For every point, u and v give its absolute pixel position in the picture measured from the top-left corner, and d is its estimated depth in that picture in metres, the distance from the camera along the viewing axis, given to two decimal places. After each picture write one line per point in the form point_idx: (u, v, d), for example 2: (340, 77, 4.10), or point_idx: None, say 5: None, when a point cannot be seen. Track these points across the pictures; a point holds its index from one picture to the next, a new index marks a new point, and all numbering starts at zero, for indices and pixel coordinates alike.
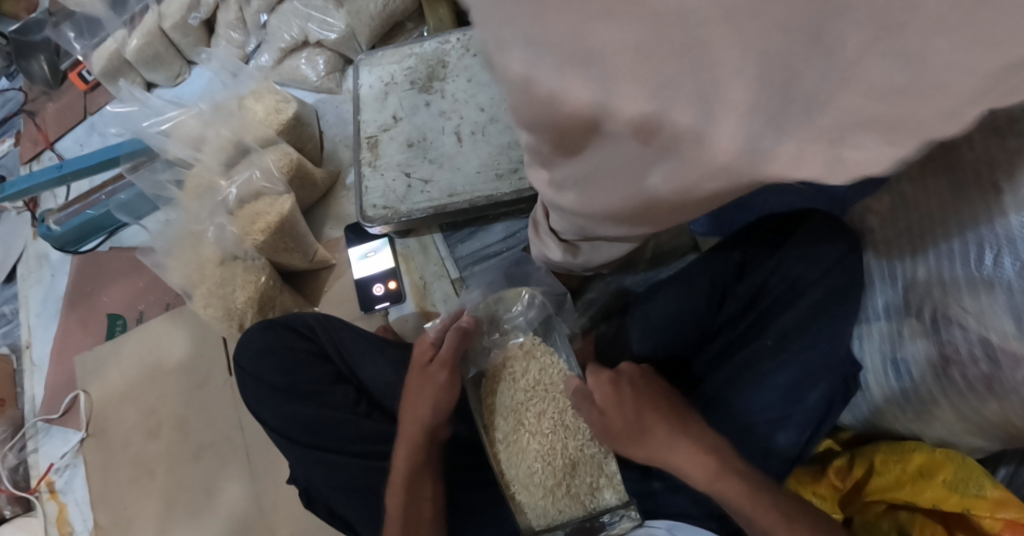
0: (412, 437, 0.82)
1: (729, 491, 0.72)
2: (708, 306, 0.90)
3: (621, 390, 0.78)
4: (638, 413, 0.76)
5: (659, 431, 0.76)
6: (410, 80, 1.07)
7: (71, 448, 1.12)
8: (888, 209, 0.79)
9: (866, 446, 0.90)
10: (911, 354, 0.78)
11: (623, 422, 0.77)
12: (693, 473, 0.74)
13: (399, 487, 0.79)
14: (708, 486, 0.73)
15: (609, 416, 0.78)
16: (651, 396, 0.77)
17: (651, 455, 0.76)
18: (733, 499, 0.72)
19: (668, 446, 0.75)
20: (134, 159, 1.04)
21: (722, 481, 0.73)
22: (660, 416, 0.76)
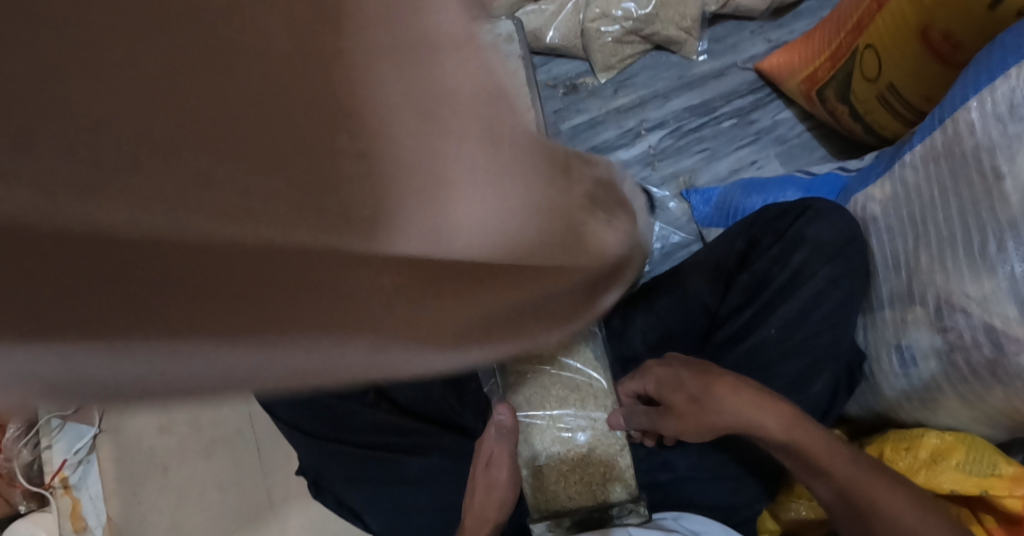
0: (482, 465, 0.80)
1: (806, 439, 0.75)
2: (713, 292, 0.89)
3: (673, 367, 0.80)
4: (693, 383, 0.78)
5: (720, 396, 0.75)
6: None
7: (86, 444, 1.09)
8: (892, 195, 0.81)
9: (876, 435, 0.89)
10: (916, 342, 0.78)
11: (683, 395, 0.78)
12: (771, 421, 0.75)
13: (484, 521, 0.79)
14: (785, 442, 0.75)
15: (669, 403, 0.78)
16: (693, 371, 0.79)
17: (719, 418, 0.75)
18: (810, 449, 0.74)
19: (734, 404, 0.75)
20: None
21: (800, 428, 0.75)
22: (715, 378, 0.77)
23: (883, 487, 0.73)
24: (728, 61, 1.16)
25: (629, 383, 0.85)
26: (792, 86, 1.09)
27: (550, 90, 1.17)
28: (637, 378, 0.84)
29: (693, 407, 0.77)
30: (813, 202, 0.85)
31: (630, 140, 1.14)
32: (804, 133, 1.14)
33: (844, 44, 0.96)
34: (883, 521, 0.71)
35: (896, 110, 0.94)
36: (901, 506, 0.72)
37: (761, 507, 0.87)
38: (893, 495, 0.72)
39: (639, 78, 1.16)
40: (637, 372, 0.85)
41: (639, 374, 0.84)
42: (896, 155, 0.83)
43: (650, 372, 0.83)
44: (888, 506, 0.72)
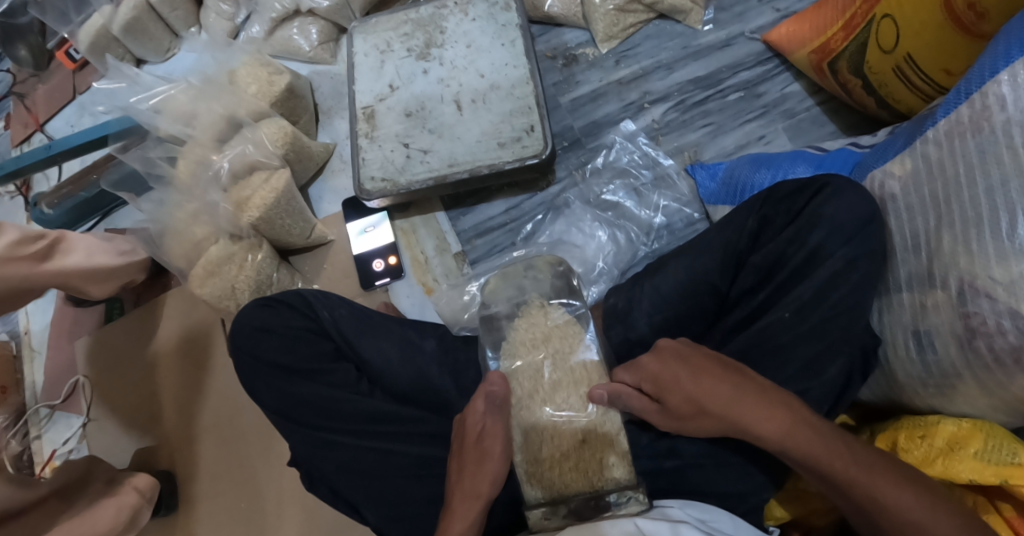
0: (466, 460, 0.76)
1: (807, 445, 0.71)
2: (722, 274, 0.84)
3: (671, 369, 0.76)
4: (691, 384, 0.74)
5: (720, 390, 0.73)
6: (406, 47, 1.07)
7: (74, 434, 1.10)
8: (912, 171, 0.77)
9: (887, 421, 0.85)
10: (935, 326, 0.75)
11: (681, 399, 0.75)
12: (773, 420, 0.71)
13: (475, 497, 0.74)
14: (783, 444, 0.71)
15: (669, 401, 0.76)
16: (693, 372, 0.75)
17: (721, 426, 0.74)
18: (809, 452, 0.71)
19: (732, 406, 0.73)
20: (123, 138, 1.03)
21: (799, 435, 0.71)
22: (717, 383, 0.74)
23: (886, 485, 0.69)
24: (735, 31, 1.09)
25: (623, 371, 0.80)
26: (801, 58, 1.01)
27: (549, 62, 1.12)
28: (629, 368, 0.79)
29: (694, 410, 0.75)
30: (829, 181, 0.80)
31: (633, 114, 1.08)
32: (813, 106, 1.05)
33: (860, 13, 0.89)
34: (894, 519, 0.69)
35: (913, 84, 0.88)
36: (909, 506, 0.68)
37: (771, 494, 0.81)
38: (897, 493, 0.68)
39: (641, 48, 1.10)
40: (630, 364, 0.80)
41: (632, 363, 0.79)
42: (916, 133, 0.79)
43: (644, 362, 0.78)
44: (898, 506, 0.68)
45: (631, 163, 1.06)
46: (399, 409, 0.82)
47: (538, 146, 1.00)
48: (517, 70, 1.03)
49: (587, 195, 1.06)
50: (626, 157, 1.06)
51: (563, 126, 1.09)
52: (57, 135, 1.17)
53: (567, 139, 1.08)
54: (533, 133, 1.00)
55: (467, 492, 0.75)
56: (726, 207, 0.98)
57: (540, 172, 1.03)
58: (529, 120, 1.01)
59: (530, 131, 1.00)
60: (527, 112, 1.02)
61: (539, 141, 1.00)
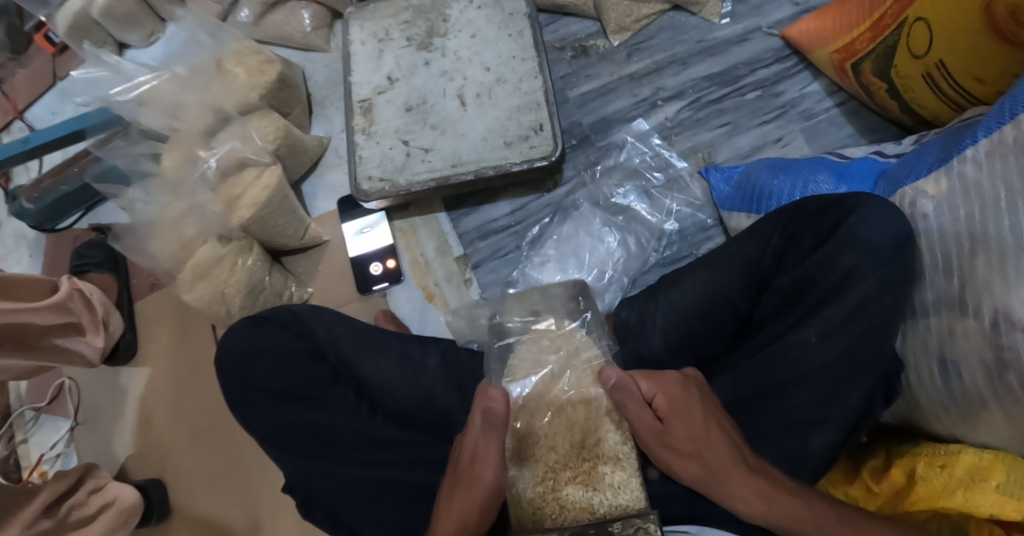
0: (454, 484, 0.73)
1: (792, 512, 0.69)
2: (743, 292, 0.81)
3: (690, 399, 0.74)
4: (701, 425, 0.73)
5: (721, 449, 0.71)
6: (406, 36, 1.00)
7: (62, 437, 1.05)
8: (948, 192, 0.74)
9: (904, 444, 0.83)
10: (964, 355, 0.72)
11: (687, 432, 0.73)
12: (750, 500, 0.70)
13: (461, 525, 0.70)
14: (761, 511, 0.69)
15: (670, 428, 0.73)
16: (706, 416, 0.73)
17: (705, 475, 0.72)
18: (792, 520, 0.69)
19: (728, 465, 0.70)
20: (103, 131, 0.98)
21: (779, 503, 0.69)
22: (720, 429, 0.73)
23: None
24: (752, 25, 1.03)
25: (639, 379, 0.76)
26: (821, 56, 0.96)
27: (557, 53, 1.05)
28: (651, 378, 0.76)
29: (692, 450, 0.72)
30: (856, 201, 0.76)
31: (646, 111, 1.02)
32: (832, 107, 1.00)
33: (890, 13, 0.84)
34: None
35: (942, 90, 0.83)
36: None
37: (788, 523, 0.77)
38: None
39: (655, 41, 1.04)
40: (652, 373, 0.77)
41: (654, 375, 0.76)
42: (946, 157, 0.76)
43: (665, 382, 0.76)
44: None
45: (642, 162, 1.01)
46: (399, 435, 0.82)
47: (547, 146, 0.95)
48: (525, 63, 0.97)
49: (597, 197, 1.01)
50: (638, 157, 1.01)
51: (571, 122, 1.03)
52: (37, 123, 1.11)
53: (576, 136, 1.03)
54: (542, 132, 0.95)
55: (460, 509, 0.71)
56: (741, 213, 0.94)
57: (547, 173, 0.98)
58: (538, 117, 0.95)
59: (539, 130, 0.94)
60: (536, 108, 0.96)
61: (549, 140, 0.95)
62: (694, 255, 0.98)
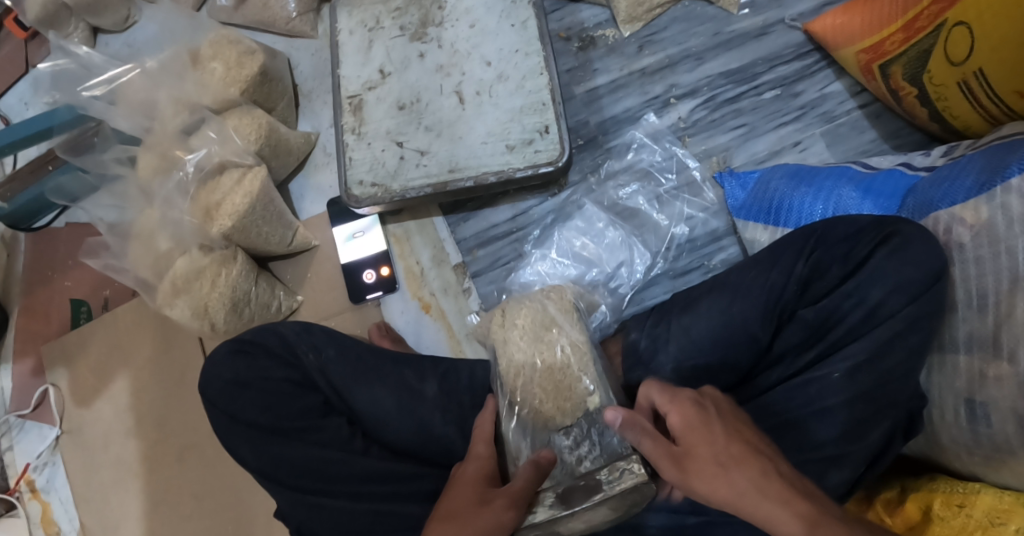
0: (474, 482, 0.69)
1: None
2: (764, 324, 0.75)
3: (710, 416, 0.66)
4: (723, 441, 0.65)
5: (749, 467, 0.63)
6: (398, 25, 0.92)
7: (47, 446, 1.01)
8: (989, 222, 0.68)
9: (921, 477, 0.78)
10: (995, 399, 0.68)
11: (710, 452, 0.64)
12: (789, 523, 0.61)
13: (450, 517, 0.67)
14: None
15: (690, 448, 0.64)
16: (729, 430, 0.66)
17: (737, 498, 0.62)
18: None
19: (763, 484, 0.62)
20: (69, 131, 0.91)
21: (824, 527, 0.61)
22: (748, 447, 0.65)
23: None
24: (773, 16, 0.96)
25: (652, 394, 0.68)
26: (846, 54, 0.88)
27: (563, 44, 0.98)
28: (663, 394, 0.67)
29: (720, 470, 0.63)
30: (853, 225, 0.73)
31: (657, 109, 0.96)
32: (854, 109, 0.93)
33: (927, 13, 0.76)
34: None
35: (979, 101, 0.76)
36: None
37: None
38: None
39: (668, 32, 0.96)
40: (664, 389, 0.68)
41: (667, 387, 0.68)
42: (987, 183, 0.69)
43: (680, 396, 0.67)
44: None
45: (648, 159, 0.95)
46: (399, 466, 0.76)
47: (552, 150, 0.87)
48: (529, 58, 0.90)
49: (603, 201, 0.95)
50: (648, 159, 0.95)
51: (577, 120, 0.96)
52: (9, 113, 1.02)
53: (582, 136, 0.96)
54: (547, 135, 0.88)
55: (502, 498, 0.66)
56: (757, 224, 0.87)
57: (551, 179, 0.91)
58: (543, 118, 0.88)
59: (544, 133, 0.87)
60: (540, 109, 0.88)
61: (554, 144, 0.88)
62: (705, 266, 0.92)
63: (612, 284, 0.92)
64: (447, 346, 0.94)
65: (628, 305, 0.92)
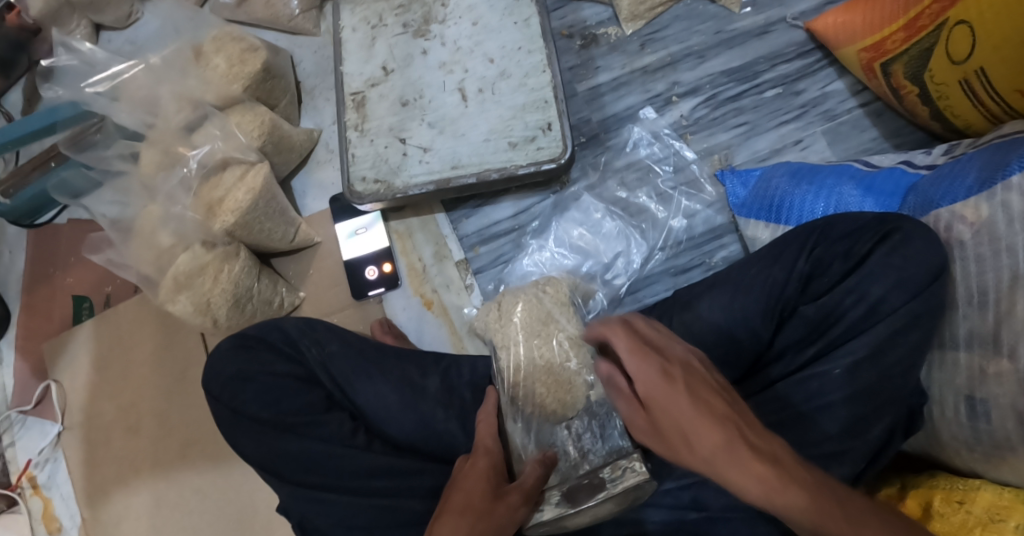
0: (480, 475, 0.67)
1: (793, 508, 0.57)
2: (766, 321, 0.75)
3: (674, 383, 0.62)
4: (692, 408, 0.60)
5: (712, 434, 0.59)
6: (401, 22, 0.93)
7: (49, 442, 1.01)
8: (989, 220, 0.69)
9: (921, 474, 0.78)
10: (995, 396, 0.68)
11: (671, 422, 0.61)
12: (752, 487, 0.57)
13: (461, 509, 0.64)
14: (767, 502, 0.57)
15: (654, 417, 0.62)
16: (702, 396, 0.61)
17: (699, 465, 0.60)
18: (794, 517, 0.57)
19: (723, 452, 0.58)
20: (72, 126, 0.91)
21: (788, 495, 0.57)
22: (714, 414, 0.60)
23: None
24: (774, 15, 0.96)
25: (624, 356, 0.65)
26: (848, 53, 0.89)
27: (565, 42, 0.98)
28: (631, 359, 0.64)
29: (679, 441, 0.60)
30: (858, 221, 0.74)
31: (658, 106, 0.96)
32: (855, 108, 0.93)
33: (928, 12, 0.76)
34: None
35: (980, 100, 0.76)
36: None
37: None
38: None
39: (670, 30, 0.97)
40: (637, 350, 0.64)
41: (641, 349, 0.64)
42: (988, 181, 0.70)
43: (651, 359, 0.64)
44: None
45: (649, 156, 0.96)
46: (401, 461, 0.76)
47: (554, 147, 0.88)
48: (531, 55, 0.90)
49: (605, 198, 0.95)
50: (649, 157, 0.95)
51: (579, 118, 0.97)
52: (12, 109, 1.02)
53: (584, 134, 0.96)
54: (549, 132, 0.88)
55: (515, 495, 0.65)
56: (759, 222, 0.87)
57: (553, 176, 0.91)
58: (545, 116, 0.88)
59: (546, 130, 0.87)
60: (542, 106, 0.89)
61: (556, 142, 0.88)
62: (706, 264, 0.92)
63: (607, 275, 0.93)
64: (449, 343, 0.94)
65: (624, 296, 0.92)
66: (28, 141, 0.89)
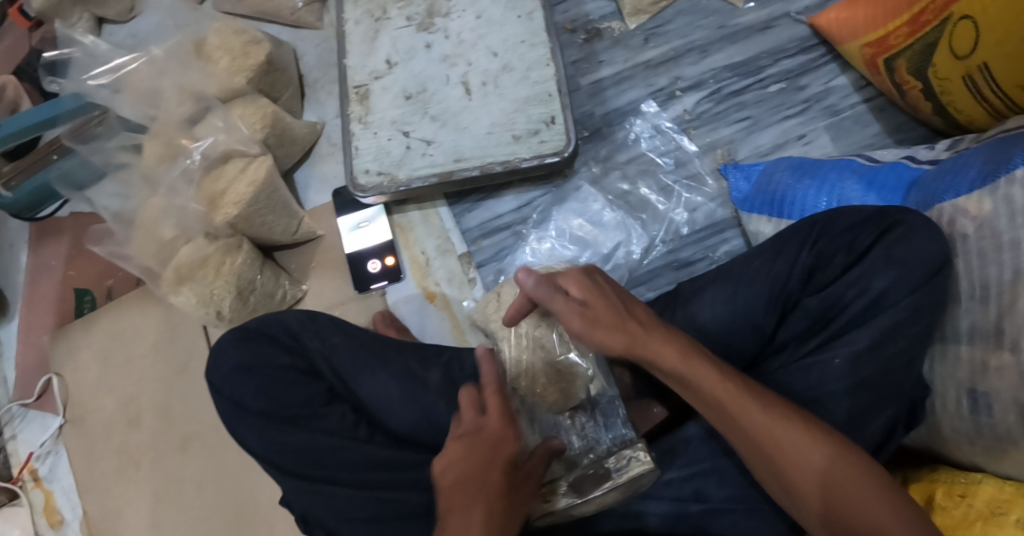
0: (487, 466, 0.65)
1: (707, 377, 0.65)
2: (769, 314, 0.75)
3: (602, 281, 0.70)
4: (618, 298, 0.69)
5: (638, 314, 0.69)
6: (405, 15, 0.93)
7: (51, 435, 1.01)
8: (992, 214, 0.69)
9: (923, 469, 0.78)
10: (998, 389, 0.68)
11: (608, 308, 0.68)
12: (676, 356, 0.66)
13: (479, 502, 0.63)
14: (689, 369, 0.66)
15: (593, 306, 0.68)
16: (619, 295, 0.70)
17: (635, 342, 0.67)
18: (706, 384, 0.65)
19: (651, 326, 0.68)
20: (75, 119, 0.91)
21: (706, 364, 0.66)
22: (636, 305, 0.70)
23: (795, 436, 0.63)
24: (778, 11, 0.96)
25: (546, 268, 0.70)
26: (851, 49, 0.89)
27: (568, 36, 0.98)
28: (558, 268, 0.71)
29: (618, 321, 0.68)
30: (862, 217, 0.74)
31: (661, 101, 0.96)
32: (858, 103, 0.94)
33: (932, 7, 0.77)
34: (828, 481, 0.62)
35: (983, 96, 0.76)
36: (811, 462, 0.62)
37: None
38: None
39: (673, 25, 0.97)
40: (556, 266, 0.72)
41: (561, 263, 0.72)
42: (991, 176, 0.70)
43: (573, 268, 0.71)
44: (793, 461, 0.63)
45: (652, 150, 0.96)
46: (404, 453, 0.76)
47: (558, 141, 0.88)
48: (535, 48, 0.90)
49: (608, 192, 0.95)
50: (651, 151, 0.96)
51: (582, 112, 0.97)
52: None
53: (588, 128, 0.96)
54: (552, 125, 0.88)
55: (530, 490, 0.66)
56: (761, 216, 0.88)
57: (557, 169, 0.91)
58: (549, 109, 0.88)
59: (550, 123, 0.87)
60: (546, 100, 0.89)
61: (560, 135, 0.88)
62: (709, 258, 0.92)
63: (607, 266, 0.93)
64: (451, 335, 0.94)
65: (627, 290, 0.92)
66: (30, 134, 0.89)
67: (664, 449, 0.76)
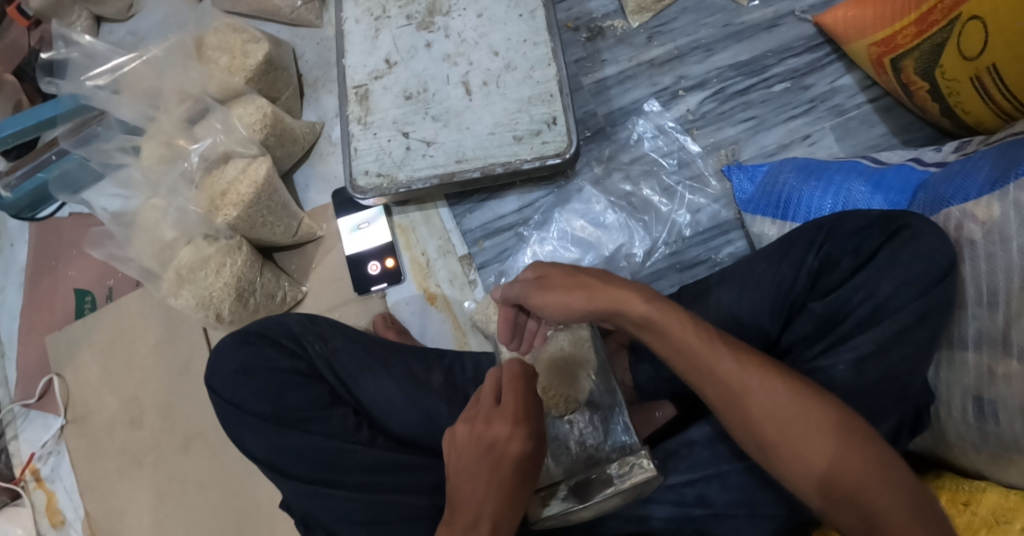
0: (475, 470, 0.65)
1: (675, 322, 0.65)
2: (772, 319, 0.75)
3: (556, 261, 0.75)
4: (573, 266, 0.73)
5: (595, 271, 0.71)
6: (405, 13, 0.92)
7: (52, 435, 1.01)
8: (1002, 219, 0.68)
9: (927, 474, 0.78)
10: (1005, 396, 0.67)
11: (564, 273, 0.71)
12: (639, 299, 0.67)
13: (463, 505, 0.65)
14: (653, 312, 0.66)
15: (547, 276, 0.72)
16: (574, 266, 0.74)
17: (596, 292, 0.68)
18: (675, 331, 0.65)
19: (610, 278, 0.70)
20: (71, 120, 0.91)
21: (674, 310, 0.66)
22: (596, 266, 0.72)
23: (768, 383, 0.62)
24: (784, 8, 0.95)
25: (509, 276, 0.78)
26: (858, 48, 0.87)
27: (571, 34, 0.97)
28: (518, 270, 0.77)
29: (574, 279, 0.70)
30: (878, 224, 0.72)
31: (665, 100, 0.95)
32: (865, 103, 0.92)
33: (940, 7, 0.75)
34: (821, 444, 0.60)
35: (991, 97, 0.75)
36: (785, 418, 0.61)
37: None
38: None
39: (677, 23, 0.95)
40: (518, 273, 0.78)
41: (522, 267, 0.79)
42: (1000, 179, 0.69)
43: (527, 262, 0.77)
44: (767, 415, 0.62)
45: (655, 151, 0.95)
46: (406, 457, 0.75)
47: (560, 142, 0.87)
48: (537, 47, 0.89)
49: (611, 193, 0.94)
50: (654, 151, 0.95)
51: (585, 111, 0.96)
52: None
53: (590, 128, 0.95)
54: (555, 126, 0.87)
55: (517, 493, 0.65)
56: (765, 218, 0.86)
57: (559, 170, 0.90)
58: (551, 109, 0.87)
59: (551, 124, 0.86)
60: (548, 100, 0.88)
61: (562, 136, 0.87)
62: (712, 260, 0.91)
63: (609, 267, 0.92)
64: (452, 337, 0.94)
65: None
66: (29, 134, 0.90)
67: (666, 453, 0.75)
